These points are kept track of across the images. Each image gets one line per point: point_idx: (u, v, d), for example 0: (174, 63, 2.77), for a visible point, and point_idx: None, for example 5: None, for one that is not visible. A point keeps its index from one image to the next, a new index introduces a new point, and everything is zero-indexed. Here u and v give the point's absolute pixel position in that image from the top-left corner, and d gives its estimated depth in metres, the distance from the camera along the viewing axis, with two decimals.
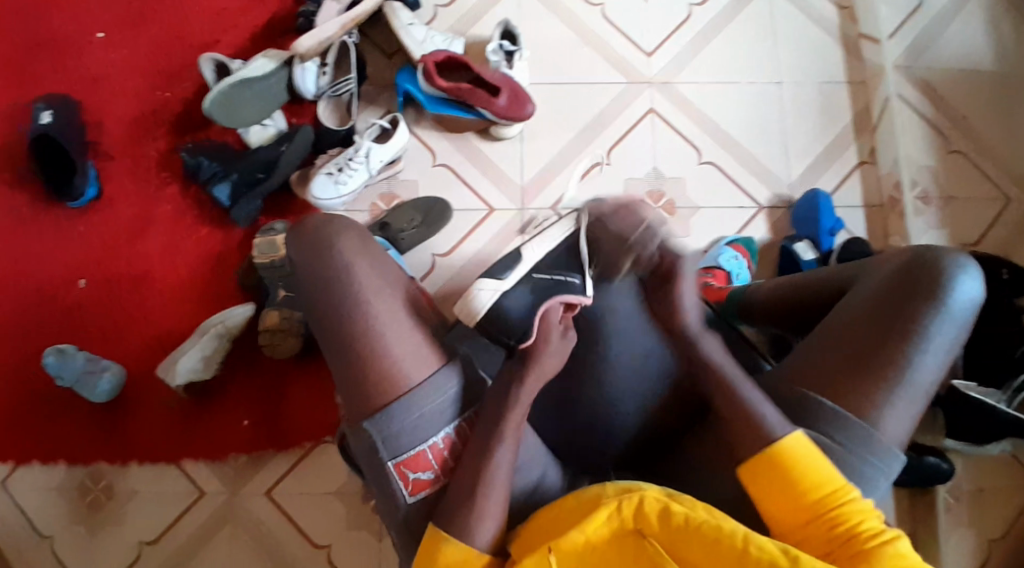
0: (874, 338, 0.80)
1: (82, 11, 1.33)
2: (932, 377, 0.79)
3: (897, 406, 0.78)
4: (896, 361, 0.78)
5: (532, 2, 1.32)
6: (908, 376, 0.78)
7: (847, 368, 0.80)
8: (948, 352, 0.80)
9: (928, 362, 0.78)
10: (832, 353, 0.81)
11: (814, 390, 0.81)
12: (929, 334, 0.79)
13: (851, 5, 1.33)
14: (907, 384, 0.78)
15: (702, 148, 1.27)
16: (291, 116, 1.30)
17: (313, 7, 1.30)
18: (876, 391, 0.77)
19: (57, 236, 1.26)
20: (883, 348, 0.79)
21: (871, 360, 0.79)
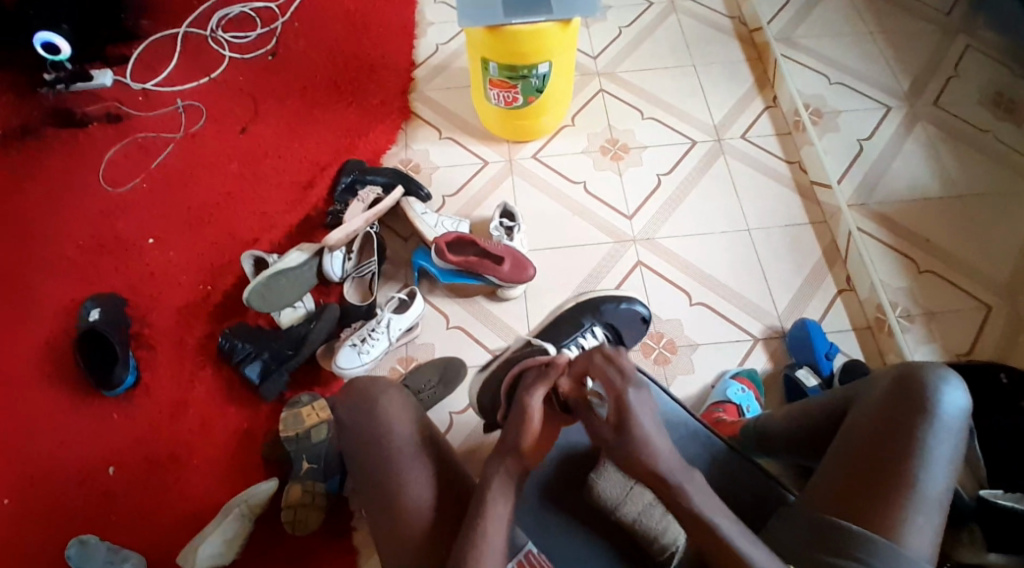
0: (882, 458, 0.88)
1: (130, 220, 1.52)
2: (942, 489, 0.86)
3: (918, 521, 0.84)
4: (904, 474, 0.86)
5: (523, 184, 1.52)
6: (921, 490, 0.85)
7: (864, 487, 0.87)
8: (950, 460, 0.88)
9: (935, 475, 0.86)
10: (846, 476, 0.88)
11: (838, 513, 0.86)
12: (930, 448, 0.87)
13: (799, 159, 1.53)
14: (921, 496, 0.85)
15: (691, 292, 1.39)
16: (319, 296, 1.44)
17: (341, 206, 1.48)
18: (894, 506, 0.84)
19: (96, 425, 1.33)
20: (892, 464, 0.87)
21: (883, 478, 0.86)
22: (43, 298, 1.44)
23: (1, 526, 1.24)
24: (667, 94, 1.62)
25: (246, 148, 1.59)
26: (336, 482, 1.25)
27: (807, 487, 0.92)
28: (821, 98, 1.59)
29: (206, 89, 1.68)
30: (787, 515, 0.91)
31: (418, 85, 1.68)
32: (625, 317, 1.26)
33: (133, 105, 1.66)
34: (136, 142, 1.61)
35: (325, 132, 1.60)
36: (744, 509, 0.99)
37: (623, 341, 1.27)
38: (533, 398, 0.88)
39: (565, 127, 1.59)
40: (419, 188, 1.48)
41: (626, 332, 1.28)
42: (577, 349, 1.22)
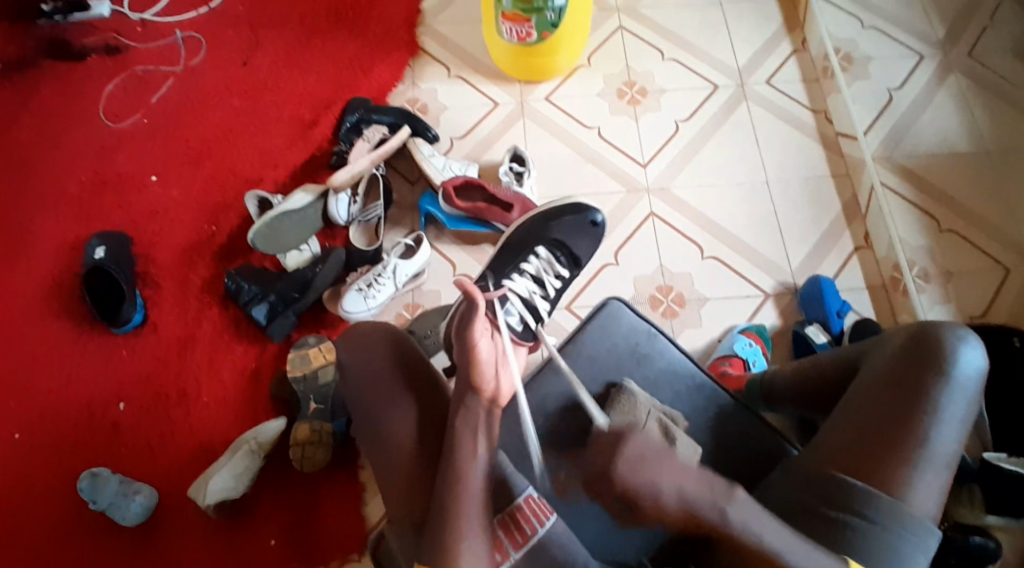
0: (892, 416, 0.87)
1: (132, 155, 1.49)
2: (950, 449, 0.85)
3: (925, 479, 0.83)
4: (914, 435, 0.85)
5: (535, 127, 1.47)
6: (929, 450, 0.84)
7: (870, 446, 0.86)
8: (960, 422, 0.87)
9: (945, 434, 0.85)
10: (853, 433, 0.87)
11: (843, 469, 0.86)
12: (942, 408, 0.86)
13: (825, 108, 1.46)
14: (928, 457, 0.84)
15: (703, 245, 1.36)
16: (324, 240, 1.43)
17: (346, 146, 1.45)
18: (902, 465, 0.84)
19: (104, 362, 1.34)
20: (903, 423, 0.86)
21: (892, 437, 0.85)
22: (47, 234, 1.43)
23: (15, 460, 1.27)
24: (689, 34, 1.54)
25: (249, 82, 1.54)
26: (343, 423, 1.28)
27: (813, 440, 0.91)
28: (852, 42, 1.50)
29: (206, 19, 1.61)
30: (791, 470, 0.91)
31: (427, 17, 1.60)
32: (578, 225, 1.23)
33: (132, 35, 1.60)
34: (136, 75, 1.56)
35: (330, 66, 1.54)
36: (746, 466, 1.00)
37: (585, 252, 1.24)
38: (476, 334, 0.84)
39: (579, 67, 1.52)
40: (426, 128, 1.44)
41: (588, 242, 1.24)
42: (537, 262, 1.18)
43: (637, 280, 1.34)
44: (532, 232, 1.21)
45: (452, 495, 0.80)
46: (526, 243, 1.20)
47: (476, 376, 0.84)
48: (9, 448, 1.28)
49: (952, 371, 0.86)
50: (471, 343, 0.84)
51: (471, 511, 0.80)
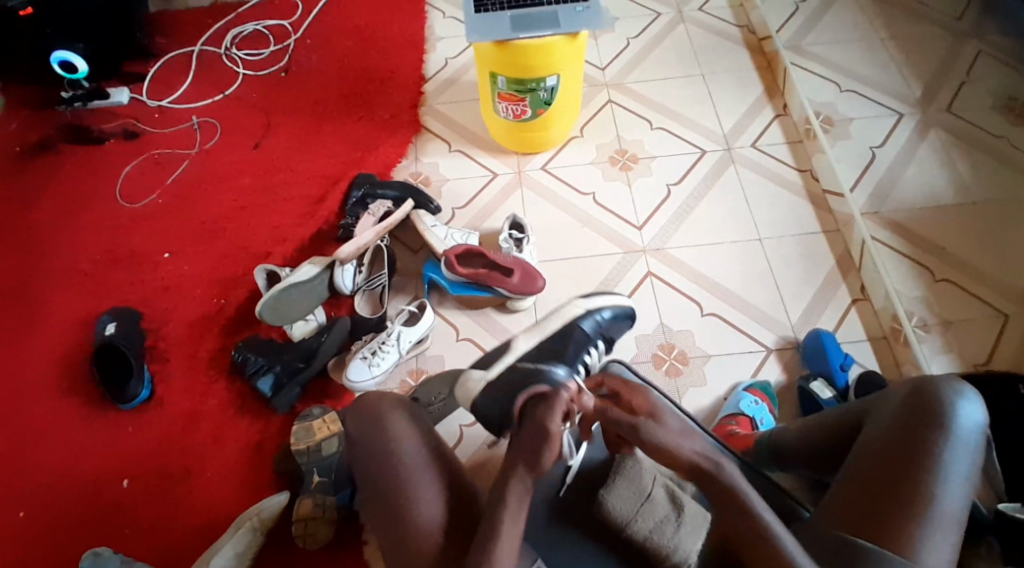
0: (897, 474, 0.86)
1: (145, 235, 1.54)
2: (957, 506, 0.84)
3: (932, 537, 0.82)
4: (918, 491, 0.84)
5: (532, 196, 1.52)
6: (936, 507, 0.84)
7: (878, 507, 0.85)
8: (965, 477, 0.86)
9: (950, 491, 0.85)
10: (861, 496, 0.87)
11: (852, 531, 0.85)
12: (946, 463, 0.86)
13: (811, 167, 1.52)
14: (935, 513, 0.83)
15: (703, 302, 1.38)
16: (329, 309, 1.45)
17: (352, 220, 1.49)
18: (910, 524, 0.83)
19: (110, 438, 1.34)
20: (907, 479, 0.85)
21: (897, 494, 0.85)
22: (60, 311, 1.46)
23: (16, 538, 1.25)
24: (677, 105, 1.62)
25: (259, 162, 1.61)
26: (347, 496, 1.26)
27: (821, 504, 0.90)
28: (831, 106, 1.58)
29: (220, 106, 1.70)
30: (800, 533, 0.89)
31: (428, 99, 1.69)
32: (617, 324, 1.25)
33: (149, 122, 1.69)
34: (152, 158, 1.64)
35: (336, 147, 1.62)
36: None
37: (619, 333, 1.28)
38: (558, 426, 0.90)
39: (573, 138, 1.59)
40: (428, 200, 1.49)
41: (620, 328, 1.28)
42: (594, 357, 1.18)
43: (639, 340, 1.35)
44: (591, 317, 1.21)
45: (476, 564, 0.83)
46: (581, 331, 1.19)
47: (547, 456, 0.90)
48: (11, 527, 1.26)
49: (950, 424, 0.86)
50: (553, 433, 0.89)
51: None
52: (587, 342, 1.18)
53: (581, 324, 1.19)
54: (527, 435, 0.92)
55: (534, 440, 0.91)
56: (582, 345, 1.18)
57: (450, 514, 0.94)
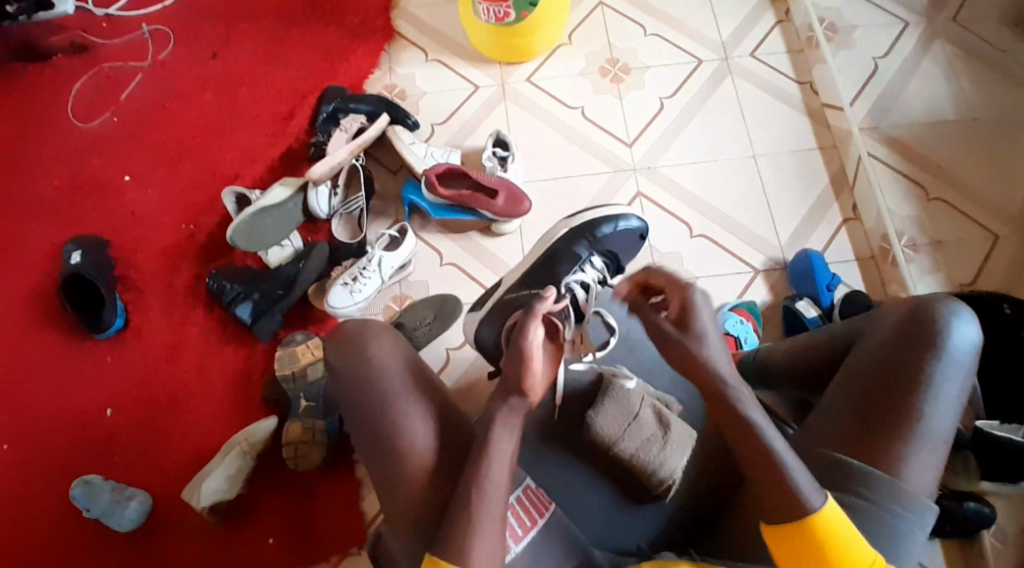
0: (886, 394, 0.87)
1: (105, 155, 1.45)
2: (946, 425, 0.85)
3: (921, 457, 0.84)
4: (909, 411, 0.85)
5: (518, 112, 1.43)
6: (926, 427, 0.84)
7: (866, 427, 0.86)
8: (956, 395, 0.86)
9: (941, 410, 0.85)
10: (848, 417, 0.88)
11: (840, 450, 0.87)
12: (937, 384, 0.86)
13: (810, 79, 1.44)
14: (923, 433, 0.84)
15: (693, 224, 1.34)
16: (306, 234, 1.39)
17: (324, 137, 1.41)
18: (899, 444, 0.84)
19: (87, 370, 1.31)
20: (898, 399, 0.86)
21: (885, 415, 0.86)
22: (21, 240, 1.39)
23: (3, 473, 1.24)
24: (671, 9, 1.51)
25: (221, 74, 1.50)
26: (335, 423, 1.25)
27: (810, 424, 0.92)
28: (836, 11, 1.47)
29: (174, 10, 1.56)
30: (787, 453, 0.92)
31: (401, 0, 1.56)
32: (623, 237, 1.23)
33: (97, 30, 1.55)
34: (104, 71, 1.51)
35: (304, 56, 1.50)
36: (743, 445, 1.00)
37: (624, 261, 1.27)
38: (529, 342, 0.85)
39: (560, 47, 1.49)
40: (406, 116, 1.40)
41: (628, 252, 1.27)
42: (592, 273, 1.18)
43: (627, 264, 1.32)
44: (585, 239, 1.19)
45: (468, 505, 0.81)
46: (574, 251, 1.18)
47: (524, 381, 0.86)
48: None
49: (943, 346, 0.85)
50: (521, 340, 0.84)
51: (492, 512, 0.81)
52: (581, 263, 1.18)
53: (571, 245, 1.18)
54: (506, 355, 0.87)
55: (511, 364, 0.87)
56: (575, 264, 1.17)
57: (443, 441, 0.94)
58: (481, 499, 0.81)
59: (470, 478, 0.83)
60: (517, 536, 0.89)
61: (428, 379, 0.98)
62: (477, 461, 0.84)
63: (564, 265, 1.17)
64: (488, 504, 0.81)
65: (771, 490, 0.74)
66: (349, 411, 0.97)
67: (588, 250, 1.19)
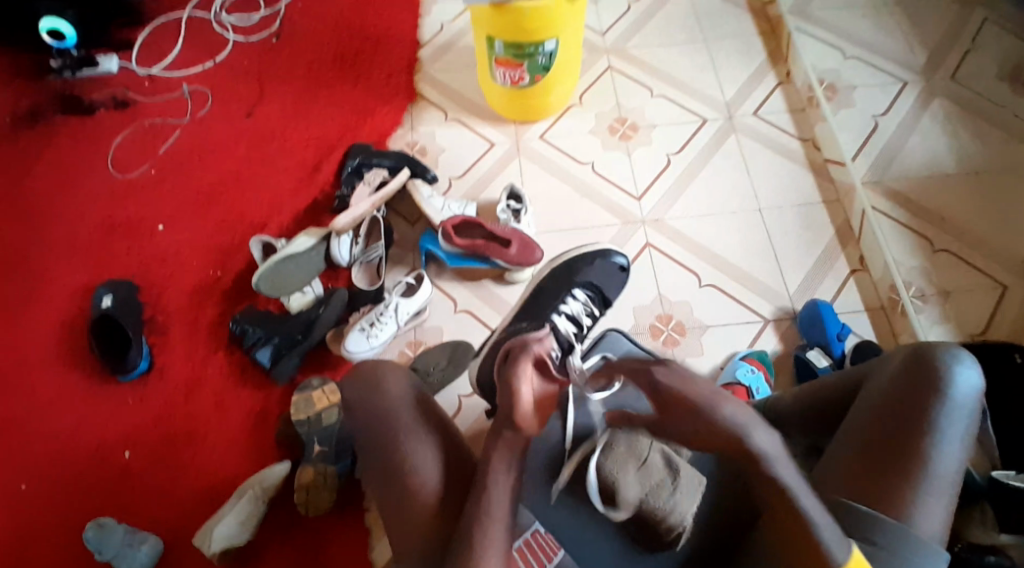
0: (894, 440, 0.87)
1: (139, 205, 1.53)
2: (953, 469, 0.85)
3: (928, 501, 0.83)
4: (914, 455, 0.85)
5: (531, 167, 1.50)
6: (932, 471, 0.84)
7: (874, 472, 0.86)
8: (962, 439, 0.86)
9: (946, 454, 0.85)
10: (855, 462, 0.88)
11: (848, 494, 0.86)
12: (941, 427, 0.86)
13: (813, 136, 1.50)
14: (930, 477, 0.84)
15: (701, 273, 1.37)
16: (326, 281, 1.44)
17: (348, 190, 1.48)
18: (905, 488, 0.84)
19: (109, 409, 1.35)
20: (903, 444, 0.86)
21: (894, 460, 0.86)
22: (55, 283, 1.45)
23: (20, 508, 1.26)
24: (678, 71, 1.59)
25: (253, 132, 1.59)
26: (348, 464, 1.26)
27: (818, 469, 0.92)
28: (835, 72, 1.55)
29: (212, 73, 1.67)
30: None
31: (423, 65, 1.66)
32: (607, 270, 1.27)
33: (139, 90, 1.66)
34: (143, 127, 1.61)
35: (331, 115, 1.59)
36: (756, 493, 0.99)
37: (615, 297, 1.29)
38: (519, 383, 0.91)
39: (572, 106, 1.57)
40: (425, 170, 1.48)
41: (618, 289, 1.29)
42: (573, 304, 1.22)
43: (637, 311, 1.35)
44: (565, 273, 1.25)
45: (475, 538, 0.83)
46: (561, 290, 1.24)
47: (517, 411, 0.89)
48: (16, 497, 1.27)
49: (946, 388, 0.86)
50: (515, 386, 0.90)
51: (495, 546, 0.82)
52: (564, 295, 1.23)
53: (556, 285, 1.25)
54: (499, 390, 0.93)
55: (505, 397, 0.91)
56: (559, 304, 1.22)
57: (451, 478, 0.95)
58: (483, 535, 0.83)
59: (473, 514, 0.85)
60: None
61: (440, 419, 1.00)
62: (478, 498, 0.86)
63: (547, 300, 1.24)
64: (493, 538, 0.83)
65: (795, 542, 0.78)
66: (360, 445, 0.99)
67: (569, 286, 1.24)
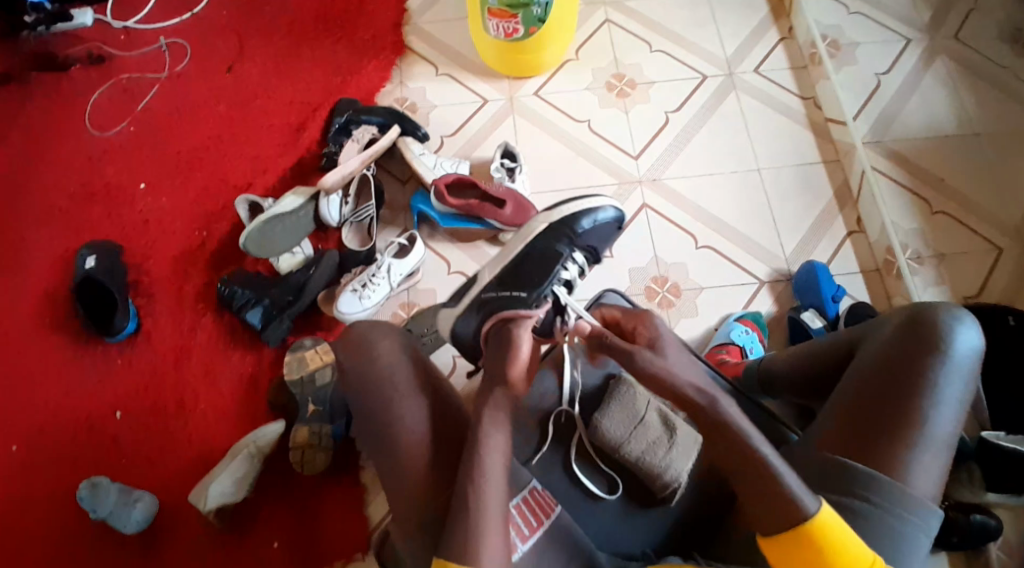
0: (891, 402, 0.86)
1: (121, 164, 1.48)
2: (948, 429, 0.86)
3: (923, 461, 0.84)
4: (912, 415, 0.85)
5: (526, 125, 1.46)
6: (929, 431, 0.85)
7: (870, 431, 0.86)
8: (958, 400, 0.87)
9: (942, 414, 0.85)
10: (851, 421, 0.88)
11: (842, 453, 0.87)
12: (939, 388, 0.86)
13: (814, 95, 1.47)
14: (925, 437, 0.84)
15: (697, 235, 1.35)
16: (316, 242, 1.42)
17: (335, 147, 1.44)
18: (901, 447, 0.84)
19: (96, 373, 1.33)
20: (901, 403, 0.86)
21: (890, 421, 0.85)
22: (37, 246, 1.42)
23: (12, 473, 1.26)
24: (676, 26, 1.55)
25: (236, 87, 1.53)
26: (342, 427, 1.25)
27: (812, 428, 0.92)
28: (839, 29, 1.50)
29: (191, 25, 1.60)
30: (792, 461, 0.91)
31: (413, 17, 1.60)
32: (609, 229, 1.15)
33: (116, 44, 1.59)
34: (121, 83, 1.55)
35: (318, 70, 1.54)
36: None
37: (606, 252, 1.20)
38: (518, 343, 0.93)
39: (567, 62, 1.52)
40: (416, 128, 1.43)
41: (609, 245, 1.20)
42: (574, 269, 1.10)
43: (633, 272, 1.34)
44: (565, 236, 1.10)
45: (468, 505, 0.81)
46: (555, 249, 1.09)
47: (511, 369, 0.91)
48: (7, 462, 1.26)
49: (946, 350, 0.86)
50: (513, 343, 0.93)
51: (491, 513, 0.81)
52: (563, 258, 1.09)
53: (548, 243, 1.09)
54: (494, 350, 0.96)
55: (499, 358, 0.93)
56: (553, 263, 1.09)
57: (443, 443, 0.93)
58: (481, 498, 0.82)
59: (469, 472, 0.83)
60: (524, 535, 0.89)
61: (437, 383, 0.98)
62: (470, 460, 0.84)
63: (540, 264, 1.09)
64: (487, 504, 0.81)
65: (768, 497, 0.73)
66: (355, 412, 0.98)
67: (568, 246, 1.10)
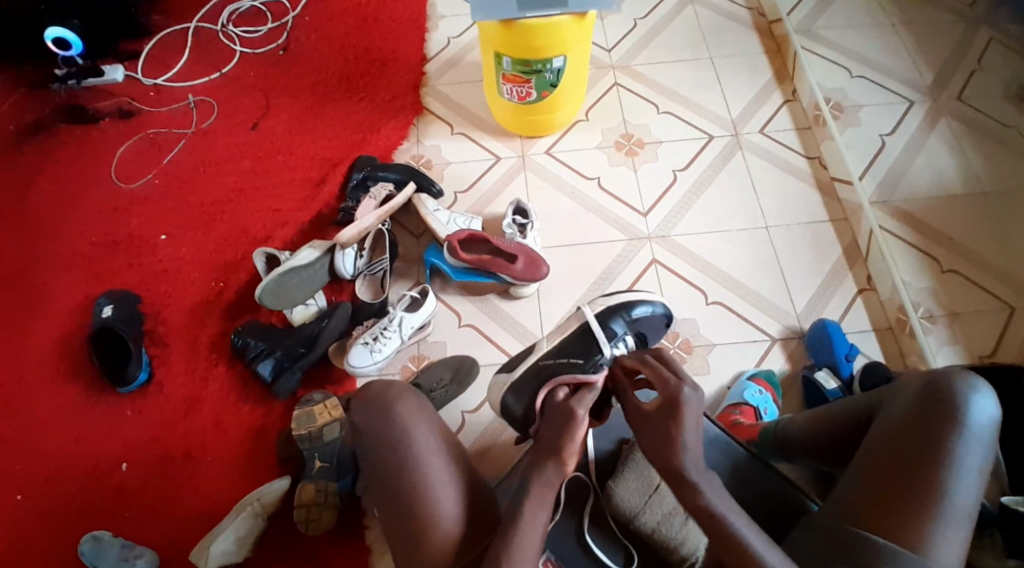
0: (911, 470, 0.83)
1: (142, 216, 1.52)
2: (971, 499, 0.81)
3: (947, 534, 0.79)
4: (934, 485, 0.81)
5: (537, 181, 1.50)
6: (953, 502, 0.80)
7: (889, 502, 0.82)
8: (979, 470, 0.83)
9: (964, 484, 0.81)
10: (871, 491, 0.84)
11: (864, 526, 0.82)
12: (959, 456, 0.82)
13: (820, 155, 1.51)
14: (949, 508, 0.80)
15: (707, 291, 1.36)
16: (330, 294, 1.43)
17: (353, 203, 1.47)
18: (924, 519, 0.80)
19: (106, 422, 1.33)
20: (921, 473, 0.82)
21: (911, 491, 0.82)
22: (55, 293, 1.44)
23: (14, 523, 1.24)
24: (684, 88, 1.60)
25: (258, 143, 1.59)
26: (350, 481, 1.24)
27: (832, 497, 0.88)
28: (841, 92, 1.56)
29: (218, 84, 1.67)
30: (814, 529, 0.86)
31: (430, 79, 1.66)
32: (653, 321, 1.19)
33: (145, 100, 1.66)
34: (148, 137, 1.61)
35: (337, 127, 1.59)
36: (764, 516, 0.97)
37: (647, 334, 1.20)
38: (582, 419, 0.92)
39: (578, 122, 1.57)
40: (431, 184, 1.47)
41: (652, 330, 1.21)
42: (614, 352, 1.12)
43: None
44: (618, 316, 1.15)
45: None
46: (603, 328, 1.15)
47: (567, 444, 0.91)
48: (10, 511, 1.25)
49: (963, 420, 0.83)
50: (573, 418, 0.92)
51: None
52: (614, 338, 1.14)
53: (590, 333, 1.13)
54: (549, 426, 0.94)
55: (555, 430, 0.93)
56: (608, 340, 1.13)
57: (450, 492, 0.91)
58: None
59: (503, 545, 0.82)
60: None
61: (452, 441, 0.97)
62: (507, 538, 0.82)
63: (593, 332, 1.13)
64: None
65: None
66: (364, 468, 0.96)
67: (622, 326, 1.15)
